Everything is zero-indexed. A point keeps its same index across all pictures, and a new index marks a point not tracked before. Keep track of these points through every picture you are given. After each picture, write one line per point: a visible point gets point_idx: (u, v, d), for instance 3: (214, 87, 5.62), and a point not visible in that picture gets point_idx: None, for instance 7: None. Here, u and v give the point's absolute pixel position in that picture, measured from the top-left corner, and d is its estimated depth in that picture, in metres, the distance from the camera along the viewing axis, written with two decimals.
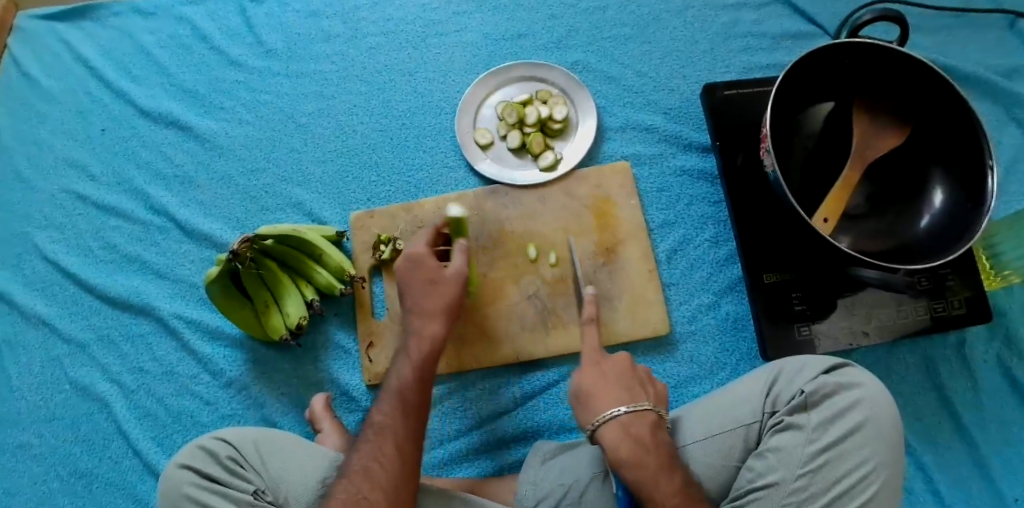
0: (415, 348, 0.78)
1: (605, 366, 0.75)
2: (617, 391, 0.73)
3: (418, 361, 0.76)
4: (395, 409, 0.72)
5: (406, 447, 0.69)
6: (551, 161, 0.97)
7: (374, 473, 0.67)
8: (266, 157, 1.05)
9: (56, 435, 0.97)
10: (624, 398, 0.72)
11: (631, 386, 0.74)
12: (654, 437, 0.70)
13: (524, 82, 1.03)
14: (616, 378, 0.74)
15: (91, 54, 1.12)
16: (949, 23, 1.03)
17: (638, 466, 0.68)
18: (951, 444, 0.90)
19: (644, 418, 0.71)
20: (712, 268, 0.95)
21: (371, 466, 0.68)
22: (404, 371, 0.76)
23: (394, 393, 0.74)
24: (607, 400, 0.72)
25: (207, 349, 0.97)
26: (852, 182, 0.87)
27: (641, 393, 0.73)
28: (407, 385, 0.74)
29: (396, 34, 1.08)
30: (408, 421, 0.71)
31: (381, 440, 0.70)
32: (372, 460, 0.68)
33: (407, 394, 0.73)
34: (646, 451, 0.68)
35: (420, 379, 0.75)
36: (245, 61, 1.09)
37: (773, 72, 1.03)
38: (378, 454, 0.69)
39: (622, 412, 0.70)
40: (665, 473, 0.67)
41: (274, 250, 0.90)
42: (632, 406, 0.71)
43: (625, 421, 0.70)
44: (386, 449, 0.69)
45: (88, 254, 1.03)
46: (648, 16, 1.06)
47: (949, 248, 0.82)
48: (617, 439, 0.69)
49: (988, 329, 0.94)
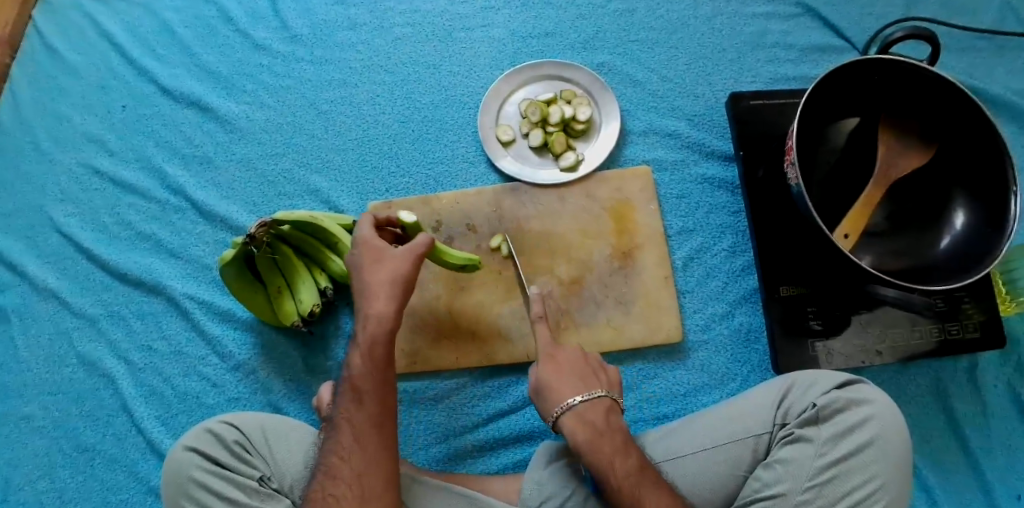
0: (363, 331, 0.73)
1: (561, 356, 0.77)
2: (572, 380, 0.75)
3: (364, 345, 0.72)
4: (352, 402, 0.70)
5: (366, 439, 0.68)
6: (572, 161, 0.96)
7: (339, 470, 0.67)
8: (286, 142, 1.04)
9: (61, 409, 0.96)
10: (579, 387, 0.74)
11: (586, 376, 0.75)
12: (608, 422, 0.72)
13: (549, 81, 1.02)
14: (572, 368, 0.76)
15: (115, 30, 1.11)
16: (977, 44, 1.03)
17: (596, 450, 0.70)
18: (957, 468, 0.90)
19: (599, 405, 0.73)
20: (727, 278, 0.95)
21: (334, 463, 0.68)
22: (356, 359, 0.72)
23: (349, 385, 0.72)
24: (564, 389, 0.74)
25: (217, 330, 0.97)
26: (875, 199, 0.87)
27: (594, 381, 0.75)
28: (360, 375, 0.71)
29: (423, 26, 1.08)
30: (364, 411, 0.69)
31: (339, 434, 0.69)
32: (335, 457, 0.68)
33: (359, 383, 0.71)
34: (601, 435, 0.71)
35: (376, 364, 0.71)
36: (269, 45, 1.08)
37: (800, 84, 1.02)
38: (339, 449, 0.68)
39: (576, 402, 0.72)
40: (620, 455, 0.69)
41: (289, 236, 0.90)
42: (587, 395, 0.73)
43: (580, 409, 0.72)
44: (345, 444, 0.68)
45: (102, 230, 1.03)
46: (677, 21, 1.06)
47: (966, 271, 0.82)
48: (573, 426, 0.71)
49: (1000, 355, 0.93)
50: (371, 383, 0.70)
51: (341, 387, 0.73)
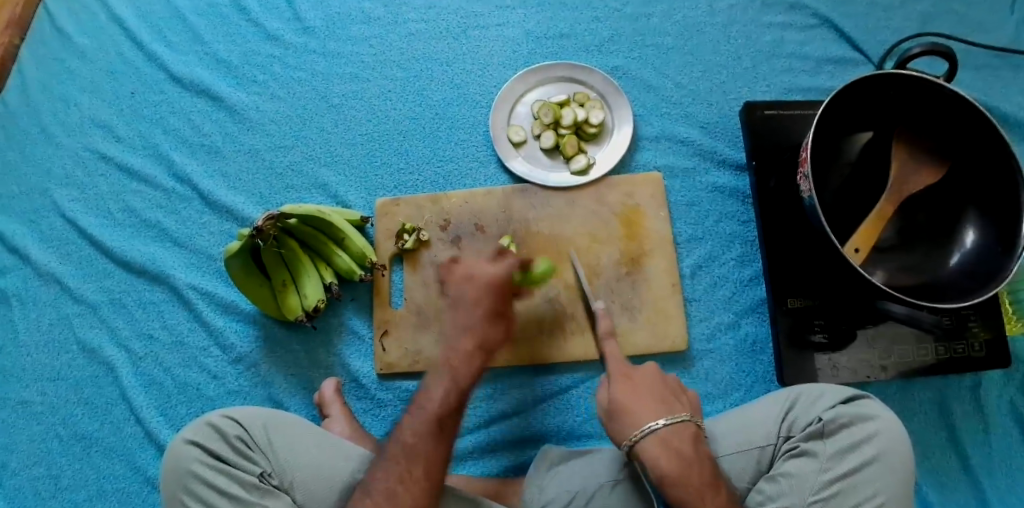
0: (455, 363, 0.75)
1: (637, 379, 0.75)
2: (653, 404, 0.72)
3: (459, 382, 0.74)
4: (428, 431, 0.71)
5: (431, 471, 0.70)
6: (584, 165, 0.96)
7: (398, 495, 0.68)
8: (295, 134, 1.04)
9: (59, 395, 0.95)
10: (661, 410, 0.72)
11: (667, 399, 0.73)
12: (694, 449, 0.70)
13: (563, 83, 1.02)
14: (649, 392, 0.74)
15: (126, 14, 1.10)
16: (993, 61, 1.02)
17: (682, 483, 0.68)
18: (957, 486, 0.90)
19: (684, 431, 0.70)
20: (735, 287, 0.94)
21: (396, 486, 0.68)
22: (444, 394, 0.74)
23: (430, 413, 0.72)
24: (644, 412, 0.71)
25: (220, 322, 0.96)
26: (886, 214, 0.86)
27: (676, 405, 0.73)
28: (446, 410, 0.72)
29: (437, 22, 1.07)
30: (439, 446, 0.71)
31: (408, 463, 0.70)
32: (398, 483, 0.69)
33: (441, 411, 0.72)
34: (689, 465, 0.68)
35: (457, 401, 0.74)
36: (281, 36, 1.08)
37: (814, 95, 1.02)
38: (404, 477, 0.69)
39: (660, 427, 0.70)
40: (710, 490, 0.68)
41: (296, 230, 0.89)
42: (670, 420, 0.70)
43: (664, 434, 0.70)
44: (413, 472, 0.69)
45: (107, 216, 1.02)
46: (693, 27, 1.05)
47: (975, 290, 0.82)
48: (657, 454, 0.69)
49: (1004, 374, 0.93)
50: (450, 418, 0.72)
51: (411, 410, 0.74)
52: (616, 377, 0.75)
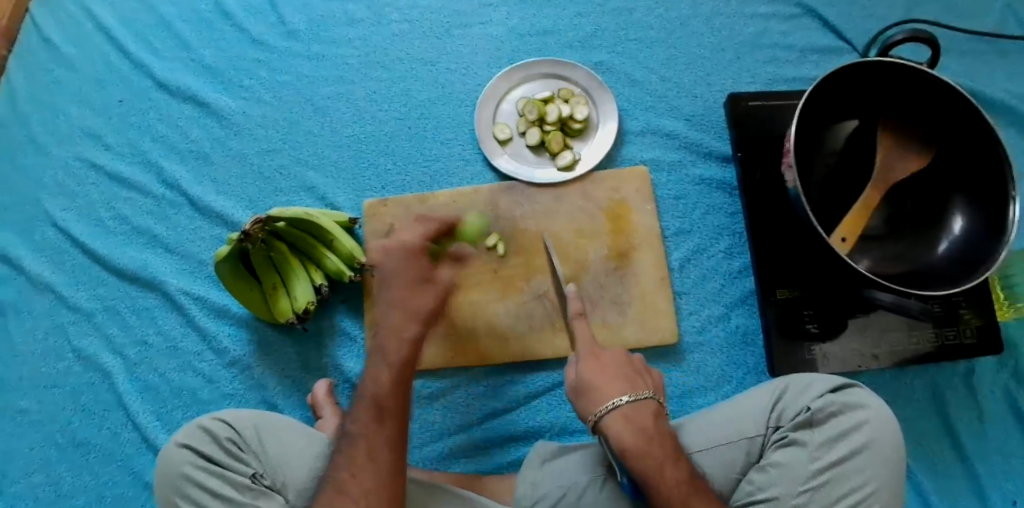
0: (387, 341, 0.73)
1: (604, 358, 0.76)
2: (618, 383, 0.74)
3: (393, 365, 0.71)
4: (372, 419, 0.68)
5: (384, 460, 0.66)
6: (570, 161, 0.96)
7: (348, 488, 0.65)
8: (282, 138, 1.04)
9: (56, 403, 0.96)
10: (625, 388, 0.73)
11: (632, 377, 0.75)
12: (656, 426, 0.71)
13: (547, 80, 1.02)
14: (615, 370, 0.75)
15: (112, 23, 1.11)
16: (977, 46, 1.02)
17: (644, 456, 0.69)
18: (952, 472, 0.90)
19: (645, 408, 0.72)
20: (724, 280, 0.95)
21: (345, 479, 0.66)
22: (380, 378, 0.71)
23: (371, 400, 0.69)
24: (610, 389, 0.73)
25: (213, 327, 0.97)
26: (872, 203, 0.86)
27: (641, 383, 0.74)
28: (384, 395, 0.69)
29: (421, 22, 1.07)
30: (383, 429, 0.68)
31: (354, 451, 0.67)
32: (347, 476, 0.66)
33: (380, 396, 0.69)
34: (650, 440, 0.70)
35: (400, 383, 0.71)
36: (266, 40, 1.08)
37: (799, 85, 1.02)
38: (352, 465, 0.66)
39: (623, 403, 0.71)
40: (670, 463, 0.68)
41: (284, 232, 0.90)
42: (633, 396, 0.72)
43: (626, 410, 0.71)
44: (358, 460, 0.66)
45: (99, 224, 1.03)
46: (676, 20, 1.05)
47: (963, 277, 0.82)
48: (619, 428, 0.70)
49: (996, 359, 0.93)
50: (393, 401, 0.69)
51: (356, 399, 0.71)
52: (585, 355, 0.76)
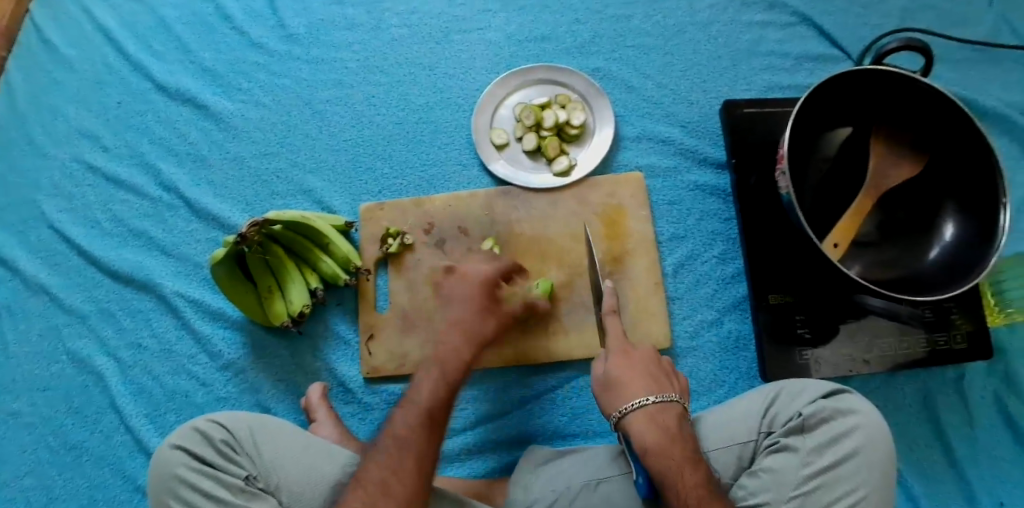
0: (444, 352, 0.79)
1: (635, 358, 0.77)
2: (643, 382, 0.75)
3: (449, 379, 0.76)
4: (421, 424, 0.71)
5: (423, 465, 0.69)
6: (565, 166, 0.97)
7: (391, 488, 0.67)
8: (280, 141, 1.05)
9: (50, 405, 0.96)
10: (651, 389, 0.74)
11: (658, 379, 0.76)
12: (679, 428, 0.71)
13: (544, 86, 1.02)
14: (644, 370, 0.76)
15: (111, 25, 1.11)
16: (971, 55, 1.03)
17: (665, 455, 0.68)
18: (942, 478, 0.90)
19: (669, 409, 0.72)
20: (717, 285, 0.95)
21: (388, 478, 0.67)
22: (434, 388, 0.75)
23: (421, 407, 0.73)
24: (635, 388, 0.74)
25: (208, 329, 0.97)
26: (864, 210, 0.87)
27: (666, 385, 0.75)
28: (434, 405, 0.73)
29: (419, 27, 1.08)
30: (431, 438, 0.71)
31: (401, 453, 0.69)
32: (391, 475, 0.68)
33: (429, 403, 0.73)
34: (672, 441, 0.69)
35: (447, 395, 0.75)
36: (266, 44, 1.08)
37: (793, 92, 1.02)
38: (397, 466, 0.68)
39: (649, 402, 0.72)
40: (690, 466, 0.67)
41: (281, 236, 0.90)
42: (658, 396, 0.73)
43: (652, 410, 0.72)
44: (405, 462, 0.69)
45: (95, 226, 1.03)
46: (673, 27, 1.06)
47: (953, 283, 0.83)
48: (643, 426, 0.71)
49: (987, 366, 0.94)
50: (442, 411, 0.74)
51: (402, 405, 0.74)
52: (615, 353, 0.78)
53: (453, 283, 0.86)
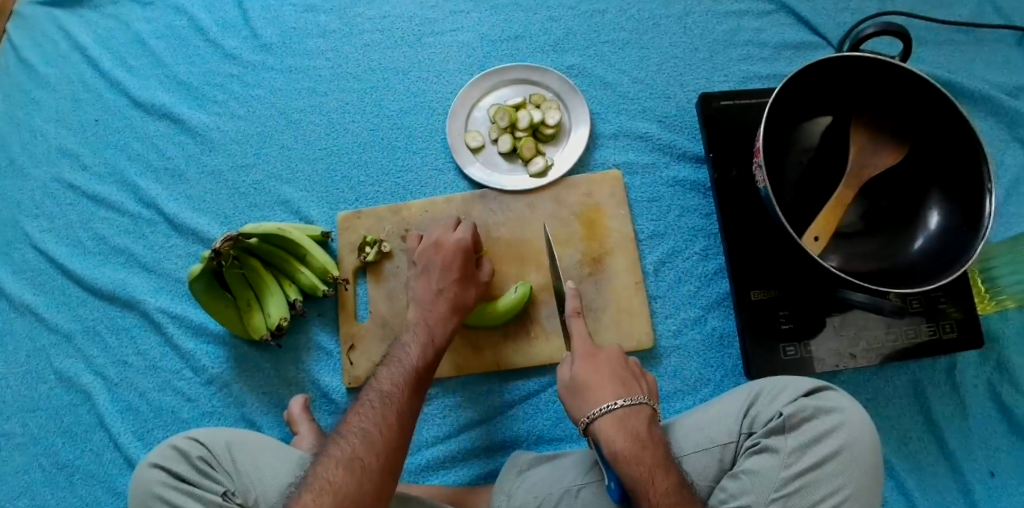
0: (431, 315, 0.83)
1: (601, 359, 0.78)
2: (612, 384, 0.76)
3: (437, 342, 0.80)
4: (406, 383, 0.74)
5: (404, 420, 0.71)
6: (541, 167, 0.95)
7: (374, 438, 0.68)
8: (255, 153, 1.04)
9: (40, 425, 0.97)
10: (620, 392, 0.75)
11: (627, 381, 0.77)
12: (650, 432, 0.72)
13: (518, 85, 1.01)
14: (612, 369, 0.78)
15: (88, 42, 1.11)
16: (955, 37, 1.00)
17: (635, 460, 0.69)
18: (936, 469, 0.89)
19: (639, 412, 0.73)
20: (699, 282, 0.94)
21: (370, 429, 0.69)
22: (421, 350, 0.79)
23: (407, 368, 0.76)
24: (604, 392, 0.75)
25: (191, 345, 0.97)
26: (845, 201, 0.84)
27: (635, 388, 0.76)
28: (422, 365, 0.77)
29: (392, 31, 1.07)
30: (414, 396, 0.74)
31: (385, 406, 0.71)
32: (374, 426, 0.69)
33: (415, 365, 0.76)
34: (643, 446, 0.70)
35: (431, 359, 0.79)
36: (239, 55, 1.08)
37: (772, 82, 1.00)
38: (381, 421, 0.70)
39: (618, 406, 0.73)
40: (661, 472, 0.69)
41: (258, 249, 0.89)
42: (627, 400, 0.74)
43: (621, 414, 0.73)
44: (388, 417, 0.70)
45: (77, 244, 1.03)
46: (648, 21, 1.04)
47: (938, 274, 0.80)
48: (613, 431, 0.72)
49: (979, 354, 0.92)
50: (425, 375, 0.77)
51: (387, 365, 0.77)
52: (580, 354, 0.79)
53: (430, 252, 0.87)
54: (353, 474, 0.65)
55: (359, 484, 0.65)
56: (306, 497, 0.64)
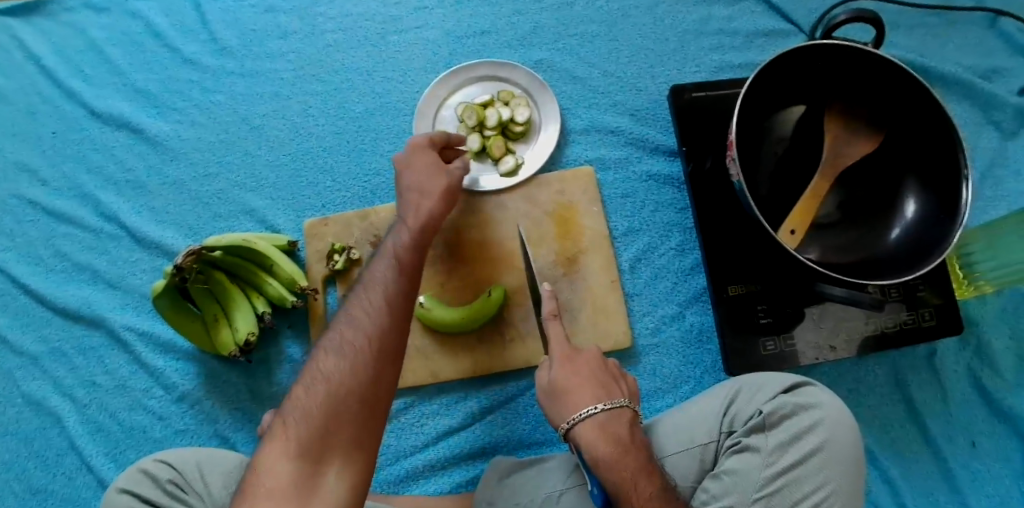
0: (408, 211, 0.74)
1: (580, 362, 0.76)
2: (591, 388, 0.74)
3: (415, 227, 0.71)
4: (391, 269, 0.67)
5: (396, 307, 0.64)
6: (512, 166, 0.92)
7: (362, 323, 0.62)
8: (219, 161, 1.01)
9: (8, 451, 0.94)
10: (600, 396, 0.73)
11: (606, 384, 0.75)
12: (632, 436, 0.71)
13: (485, 82, 0.98)
14: (591, 372, 0.76)
15: (41, 51, 1.07)
16: (927, 19, 0.99)
17: (618, 467, 0.68)
18: (919, 458, 0.88)
19: (620, 416, 0.72)
20: (676, 277, 0.92)
21: (359, 317, 0.63)
22: (401, 240, 0.71)
23: (393, 259, 0.68)
24: (583, 397, 0.73)
25: (160, 362, 0.95)
26: (820, 193, 0.83)
27: (614, 390, 0.75)
28: (405, 251, 0.69)
29: (354, 30, 1.04)
30: (404, 280, 0.66)
31: (371, 293, 0.65)
32: (362, 312, 0.63)
33: (403, 254, 0.68)
34: (625, 451, 0.69)
35: (417, 247, 0.70)
36: (198, 59, 1.04)
37: (744, 72, 0.99)
38: (369, 305, 0.63)
39: (598, 411, 0.71)
40: (644, 477, 0.67)
41: (222, 262, 0.87)
42: (607, 404, 0.72)
43: (601, 418, 0.71)
44: (375, 302, 0.64)
45: (38, 263, 1.00)
46: (616, 12, 1.02)
47: (915, 264, 0.79)
48: (593, 437, 0.70)
49: (959, 340, 0.91)
50: (415, 264, 0.68)
51: (373, 261, 0.69)
52: (558, 356, 0.77)
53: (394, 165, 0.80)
54: (345, 359, 0.60)
55: (354, 372, 0.59)
56: (299, 392, 0.59)
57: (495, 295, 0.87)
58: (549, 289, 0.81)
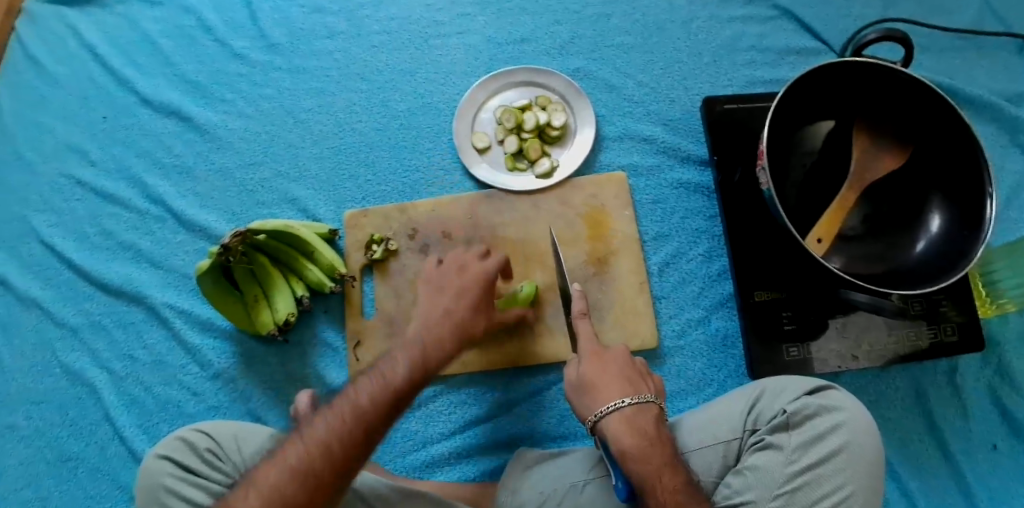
0: (432, 326, 0.76)
1: (608, 359, 0.79)
2: (618, 384, 0.76)
3: (423, 362, 0.70)
4: (384, 401, 0.65)
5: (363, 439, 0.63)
6: (547, 168, 0.97)
7: (333, 450, 0.61)
8: (265, 151, 1.05)
9: (45, 418, 0.97)
10: (628, 391, 0.76)
11: (634, 380, 0.77)
12: (657, 430, 0.73)
13: (523, 88, 1.02)
14: (618, 369, 0.78)
15: (97, 41, 1.12)
16: (956, 44, 1.02)
17: (644, 459, 0.70)
18: (937, 472, 0.89)
19: (646, 411, 0.74)
20: (703, 283, 0.95)
21: (332, 442, 0.62)
22: (405, 367, 0.69)
23: (387, 380, 0.67)
24: (611, 391, 0.76)
25: (197, 340, 0.98)
26: (846, 205, 0.87)
27: (642, 386, 0.77)
28: (404, 384, 0.67)
29: (399, 34, 1.08)
30: (388, 410, 0.65)
31: (353, 417, 0.63)
32: (337, 440, 0.62)
33: (398, 386, 0.66)
34: (651, 444, 0.71)
35: (417, 378, 0.69)
36: (247, 54, 1.09)
37: (775, 87, 1.02)
38: (345, 434, 0.62)
39: (626, 404, 0.74)
40: (668, 471, 0.69)
41: (266, 246, 0.90)
42: (635, 398, 0.74)
43: (628, 412, 0.73)
44: (353, 429, 0.62)
45: (84, 239, 1.04)
46: (653, 25, 1.06)
47: (939, 276, 0.81)
48: (618, 429, 0.72)
49: (980, 357, 0.93)
50: (405, 397, 0.67)
51: (370, 375, 0.68)
52: (587, 354, 0.79)
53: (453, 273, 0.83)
54: (301, 483, 0.60)
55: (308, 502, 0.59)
56: (248, 500, 0.59)
57: (527, 288, 0.91)
58: (578, 288, 0.87)
